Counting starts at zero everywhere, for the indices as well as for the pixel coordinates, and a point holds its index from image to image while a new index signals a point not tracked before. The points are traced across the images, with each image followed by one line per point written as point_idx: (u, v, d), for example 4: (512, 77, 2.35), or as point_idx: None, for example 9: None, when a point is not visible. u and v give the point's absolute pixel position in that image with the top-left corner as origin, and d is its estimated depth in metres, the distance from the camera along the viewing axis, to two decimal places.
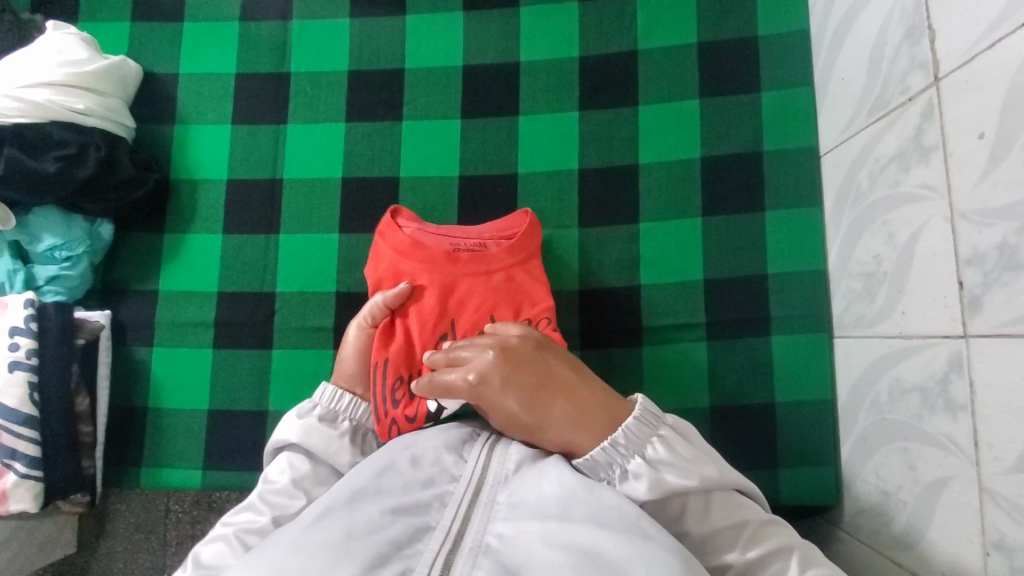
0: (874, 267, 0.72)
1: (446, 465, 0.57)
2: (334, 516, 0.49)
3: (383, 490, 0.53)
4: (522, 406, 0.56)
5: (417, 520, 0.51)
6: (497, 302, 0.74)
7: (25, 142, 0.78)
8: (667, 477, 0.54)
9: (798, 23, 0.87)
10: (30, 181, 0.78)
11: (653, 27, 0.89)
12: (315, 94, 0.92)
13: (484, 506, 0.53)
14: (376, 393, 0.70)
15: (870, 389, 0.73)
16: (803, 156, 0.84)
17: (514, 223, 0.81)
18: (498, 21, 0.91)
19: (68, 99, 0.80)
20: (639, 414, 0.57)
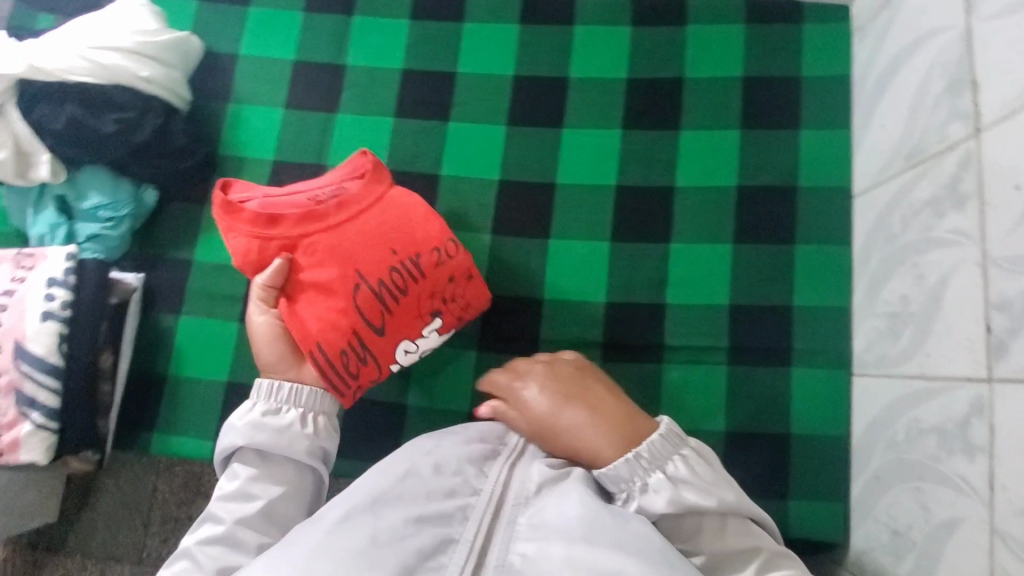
0: (901, 308, 0.73)
1: (468, 475, 0.58)
2: (358, 521, 0.52)
3: (405, 496, 0.55)
4: (553, 406, 0.63)
5: (440, 532, 0.54)
6: (393, 233, 0.73)
7: (88, 101, 0.81)
8: (686, 496, 0.55)
9: (841, 69, 0.90)
10: (91, 139, 0.81)
11: (701, 58, 0.92)
12: (368, 87, 0.95)
13: (506, 526, 0.54)
14: (324, 373, 0.70)
15: (887, 427, 0.73)
16: (836, 195, 0.86)
17: (359, 163, 0.78)
18: (552, 37, 0.95)
19: (135, 66, 0.82)
20: (664, 431, 0.59)
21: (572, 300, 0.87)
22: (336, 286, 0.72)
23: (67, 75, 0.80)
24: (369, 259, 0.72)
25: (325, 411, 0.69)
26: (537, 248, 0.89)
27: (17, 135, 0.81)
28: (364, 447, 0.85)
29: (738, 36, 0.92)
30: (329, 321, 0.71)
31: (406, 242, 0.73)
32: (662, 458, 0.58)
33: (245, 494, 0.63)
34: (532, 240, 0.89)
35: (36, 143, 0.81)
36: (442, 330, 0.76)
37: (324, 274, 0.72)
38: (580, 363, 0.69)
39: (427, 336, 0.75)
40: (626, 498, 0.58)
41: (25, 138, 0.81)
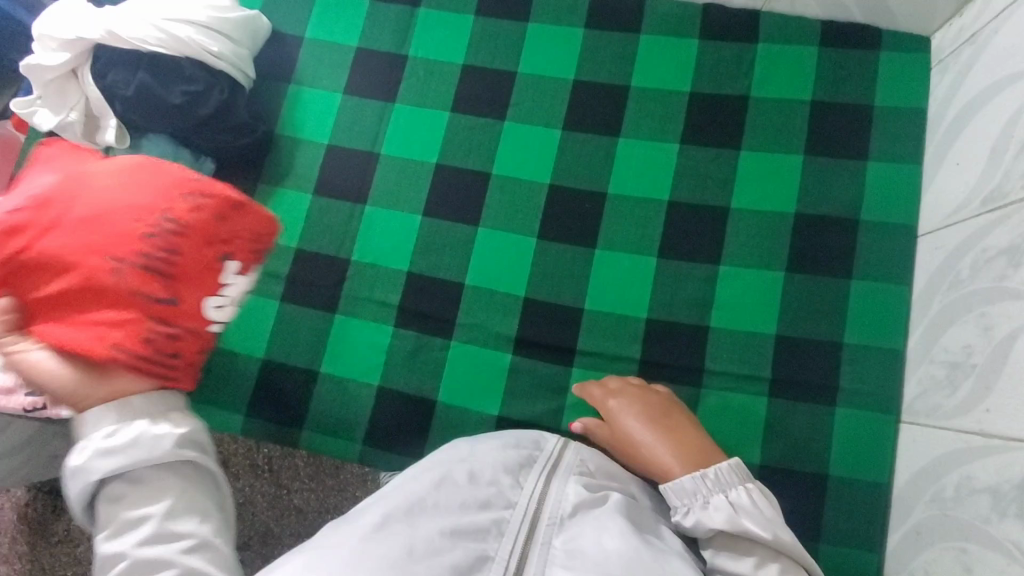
0: (962, 357, 0.69)
1: (502, 487, 0.62)
2: (394, 528, 0.55)
3: (441, 505, 0.58)
4: (640, 426, 0.74)
5: (475, 545, 0.57)
6: (114, 202, 0.59)
7: (159, 72, 0.83)
8: (744, 521, 0.61)
9: (917, 100, 0.86)
10: (158, 109, 0.83)
11: (769, 78, 0.89)
12: (428, 80, 0.95)
13: (540, 545, 0.58)
14: (130, 378, 0.60)
15: (935, 481, 0.70)
16: (900, 232, 0.83)
17: (54, 149, 0.67)
18: (617, 44, 0.93)
19: (207, 40, 0.83)
20: (733, 463, 0.66)
21: (612, 313, 0.85)
22: (65, 295, 0.58)
23: (142, 44, 0.82)
24: (108, 234, 0.58)
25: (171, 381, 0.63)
26: (581, 257, 0.87)
27: (86, 98, 0.84)
28: (390, 438, 0.85)
29: (810, 58, 0.89)
30: (101, 328, 0.58)
31: (108, 197, 0.59)
32: (727, 484, 0.65)
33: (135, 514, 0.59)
34: (577, 249, 0.87)
35: (99, 105, 0.83)
36: (95, 242, 0.62)
37: (54, 291, 0.58)
38: (667, 395, 0.79)
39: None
40: (685, 511, 0.64)
41: (94, 101, 0.83)
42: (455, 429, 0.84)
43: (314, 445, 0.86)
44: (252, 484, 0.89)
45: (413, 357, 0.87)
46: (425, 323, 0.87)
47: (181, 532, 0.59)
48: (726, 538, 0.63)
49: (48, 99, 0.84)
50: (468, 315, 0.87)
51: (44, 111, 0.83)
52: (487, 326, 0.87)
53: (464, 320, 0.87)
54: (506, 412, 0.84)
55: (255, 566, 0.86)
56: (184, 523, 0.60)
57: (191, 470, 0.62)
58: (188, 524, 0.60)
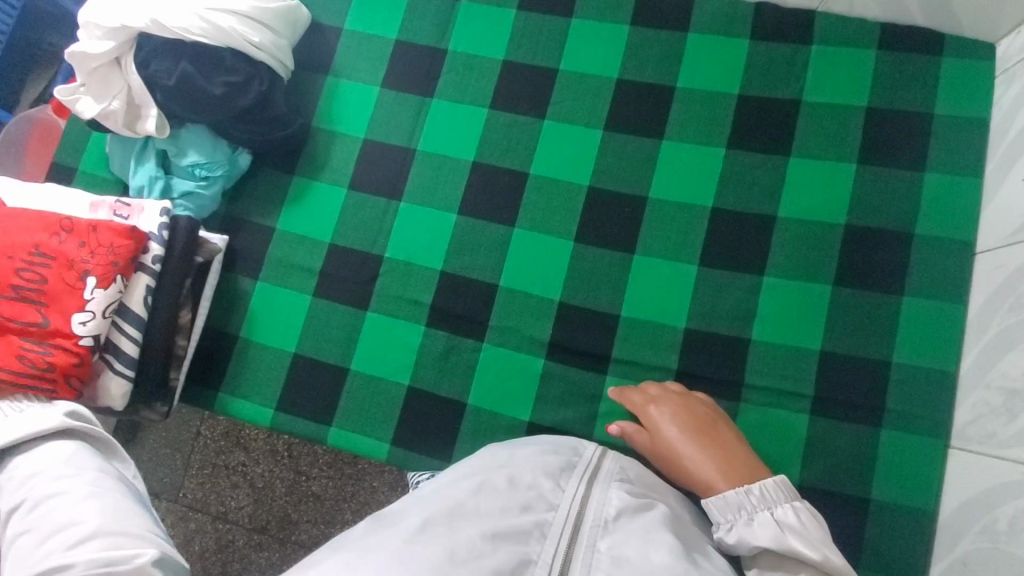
0: (1021, 384, 0.66)
1: (543, 491, 0.61)
2: (436, 531, 0.54)
3: (482, 509, 0.57)
4: (681, 436, 0.73)
5: (518, 549, 0.56)
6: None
7: (201, 62, 0.83)
8: (791, 539, 0.59)
9: (981, 110, 0.82)
10: (198, 99, 0.82)
11: (822, 82, 0.86)
12: (467, 75, 0.93)
13: (585, 549, 0.57)
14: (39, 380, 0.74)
15: (986, 513, 0.67)
16: (956, 249, 0.79)
17: None
18: (663, 43, 0.90)
19: (248, 30, 0.83)
20: (779, 481, 0.65)
21: (650, 321, 0.83)
22: None
23: (184, 33, 0.81)
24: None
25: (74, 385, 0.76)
26: (619, 263, 0.85)
27: (129, 85, 0.84)
28: (419, 439, 0.84)
29: (868, 63, 0.85)
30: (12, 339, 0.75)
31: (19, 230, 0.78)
32: (773, 501, 0.63)
33: (26, 480, 0.61)
34: (615, 253, 0.85)
35: (142, 93, 0.83)
36: (102, 285, 0.76)
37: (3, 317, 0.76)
38: (709, 403, 0.77)
39: (93, 297, 0.76)
40: (728, 527, 0.63)
41: (136, 88, 0.83)
42: (484, 433, 0.83)
43: (341, 442, 0.86)
44: (273, 469, 0.90)
45: (444, 358, 0.86)
46: (457, 324, 0.86)
47: (67, 490, 0.59)
48: (772, 555, 0.61)
49: (91, 86, 0.83)
50: (501, 317, 0.86)
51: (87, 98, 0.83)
52: (521, 330, 0.85)
53: (497, 322, 0.86)
54: (537, 418, 0.83)
55: (275, 550, 0.89)
56: (77, 471, 0.61)
57: (100, 435, 0.68)
58: (78, 478, 0.61)
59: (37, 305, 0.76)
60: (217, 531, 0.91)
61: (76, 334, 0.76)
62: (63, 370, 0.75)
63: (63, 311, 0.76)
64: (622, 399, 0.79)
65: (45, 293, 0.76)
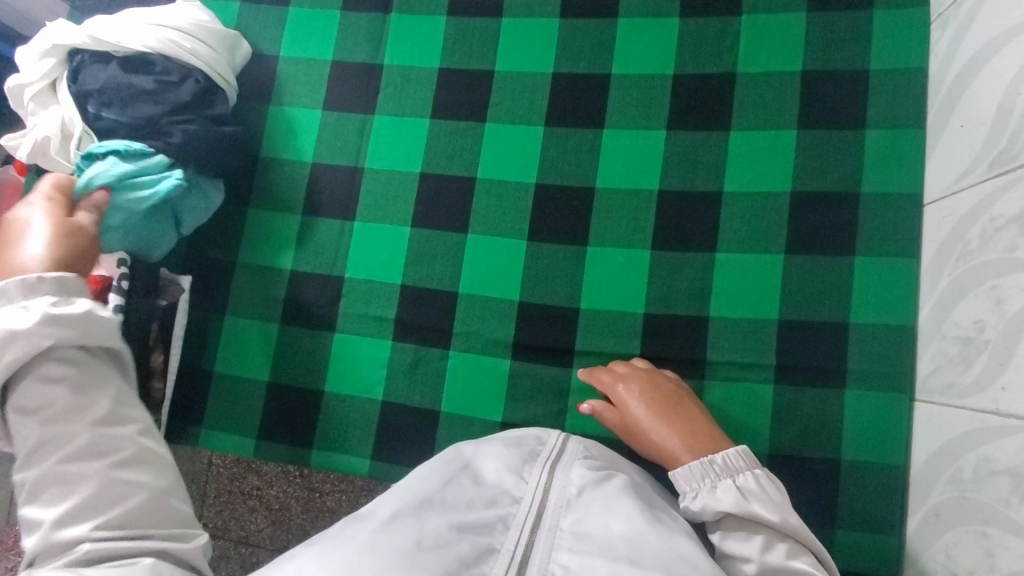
0: (975, 333, 0.66)
1: (507, 487, 0.62)
2: (404, 523, 0.55)
3: (448, 504, 0.59)
4: (646, 411, 0.74)
5: (483, 540, 0.57)
6: None
7: (152, 66, 0.85)
8: (752, 505, 0.60)
9: (917, 59, 0.81)
10: (136, 98, 0.84)
11: (756, 51, 0.85)
12: (404, 87, 0.93)
13: (548, 529, 0.57)
14: None
15: (953, 462, 0.67)
16: (904, 202, 0.79)
17: None
18: (595, 32, 0.90)
19: (182, 40, 0.85)
20: (741, 449, 0.66)
21: (609, 310, 0.84)
22: None
23: (128, 43, 0.85)
24: None
25: None
26: (573, 256, 0.86)
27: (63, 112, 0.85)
28: (398, 451, 0.86)
29: (800, 26, 0.85)
30: None
31: None
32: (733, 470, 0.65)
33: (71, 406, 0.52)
34: (568, 247, 0.86)
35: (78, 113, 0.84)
36: None
37: None
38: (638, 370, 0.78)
39: None
40: (693, 495, 0.64)
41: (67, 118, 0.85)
42: (460, 439, 0.85)
43: (325, 463, 0.87)
44: (287, 489, 0.93)
45: (414, 369, 0.87)
46: (422, 334, 0.88)
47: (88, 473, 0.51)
48: (734, 519, 0.62)
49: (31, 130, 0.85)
50: (464, 323, 0.87)
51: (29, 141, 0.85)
52: (485, 333, 0.86)
53: (460, 328, 0.87)
54: (510, 418, 0.84)
55: None
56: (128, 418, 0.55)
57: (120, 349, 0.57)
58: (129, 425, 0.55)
59: None
60: (241, 555, 0.94)
61: None
62: None
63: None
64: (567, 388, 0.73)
65: None
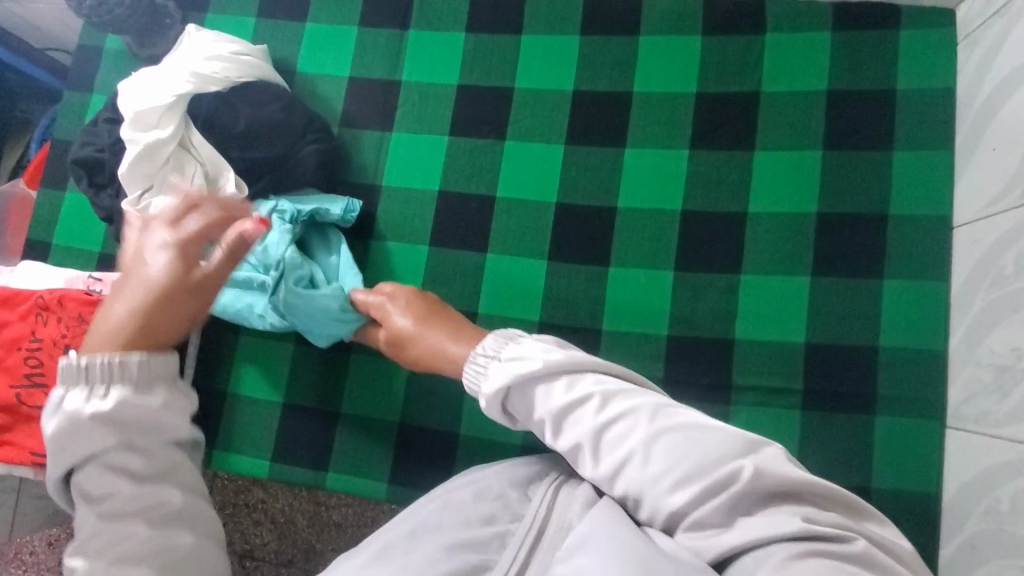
0: (1011, 361, 0.64)
1: (509, 503, 0.59)
2: (393, 551, 0.54)
3: (443, 524, 0.56)
4: None
5: (474, 557, 0.53)
6: None
7: (260, 97, 0.85)
8: (516, 370, 0.56)
9: (945, 79, 0.80)
10: (274, 133, 0.85)
11: (780, 69, 0.84)
12: (423, 104, 0.92)
13: (545, 553, 0.53)
14: None
15: (989, 493, 0.65)
16: (933, 224, 0.78)
17: None
18: (616, 49, 0.89)
19: (225, 48, 0.85)
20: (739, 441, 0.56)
21: (632, 332, 0.82)
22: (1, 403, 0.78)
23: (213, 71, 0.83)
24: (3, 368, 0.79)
25: None
26: (595, 276, 0.84)
27: (203, 166, 0.82)
28: (416, 475, 0.84)
29: (824, 44, 0.84)
30: (32, 424, 0.79)
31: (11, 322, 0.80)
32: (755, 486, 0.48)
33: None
34: (590, 267, 0.85)
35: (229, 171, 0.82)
36: None
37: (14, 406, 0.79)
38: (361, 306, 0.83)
39: None
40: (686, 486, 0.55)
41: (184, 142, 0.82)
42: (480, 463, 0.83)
43: (340, 485, 0.86)
44: (292, 502, 0.92)
45: (432, 392, 0.86)
46: None
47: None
48: (534, 383, 0.55)
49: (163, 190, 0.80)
50: None
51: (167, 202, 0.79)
52: None
53: None
54: (531, 441, 0.83)
55: None
56: None
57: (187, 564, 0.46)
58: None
59: (40, 387, 0.78)
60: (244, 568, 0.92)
61: None
62: None
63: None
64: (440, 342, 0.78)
65: (44, 375, 0.79)
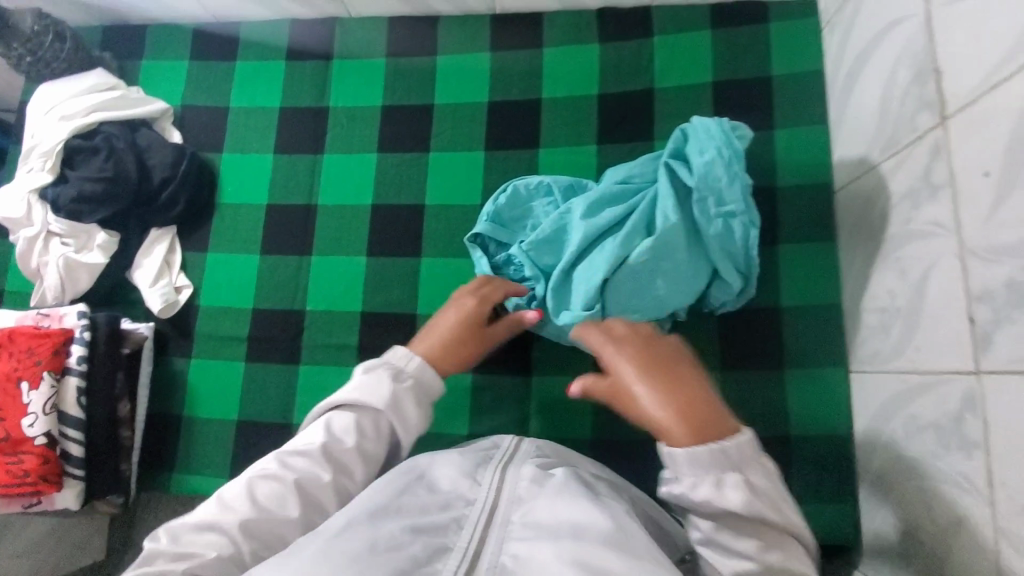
0: (889, 302, 0.71)
1: (461, 490, 0.60)
2: (355, 530, 0.52)
3: (400, 508, 0.56)
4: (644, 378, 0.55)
5: (434, 540, 0.53)
6: None
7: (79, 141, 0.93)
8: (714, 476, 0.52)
9: (813, 63, 0.90)
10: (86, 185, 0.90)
11: (671, 67, 0.93)
12: (351, 125, 0.99)
13: (500, 528, 0.55)
14: (15, 488, 0.81)
15: (887, 424, 0.71)
16: (817, 191, 0.86)
17: None
18: (523, 61, 0.97)
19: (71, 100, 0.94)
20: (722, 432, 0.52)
21: None
22: None
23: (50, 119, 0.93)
24: None
25: (52, 483, 0.83)
26: None
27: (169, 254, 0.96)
28: None
29: (707, 42, 0.93)
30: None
31: None
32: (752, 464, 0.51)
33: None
34: None
35: None
36: (34, 386, 0.83)
37: None
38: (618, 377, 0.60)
39: (30, 401, 0.82)
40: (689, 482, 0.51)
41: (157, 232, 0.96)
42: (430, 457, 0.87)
43: None
44: None
45: None
46: None
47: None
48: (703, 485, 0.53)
49: (147, 259, 0.94)
50: None
51: (146, 264, 0.94)
52: None
53: None
54: (476, 430, 0.87)
55: None
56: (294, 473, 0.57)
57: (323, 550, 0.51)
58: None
59: None
60: None
61: (28, 436, 0.82)
62: (36, 472, 0.81)
63: (14, 422, 0.82)
64: (665, 374, 0.56)
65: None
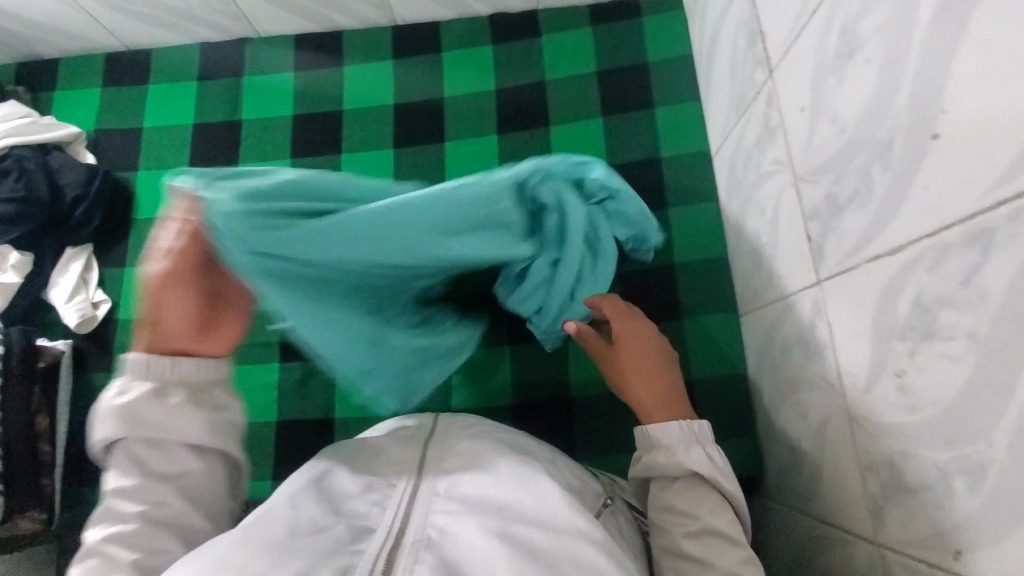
0: (757, 242, 0.79)
1: (383, 473, 0.58)
2: (274, 517, 0.51)
3: (323, 493, 0.55)
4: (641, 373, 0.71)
5: (357, 523, 0.52)
6: None
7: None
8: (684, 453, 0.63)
9: (682, 48, 1.00)
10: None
11: (558, 61, 1.02)
12: (264, 135, 1.03)
13: (424, 501, 0.54)
14: None
15: (770, 353, 0.78)
16: (696, 158, 0.95)
17: None
18: (425, 65, 1.04)
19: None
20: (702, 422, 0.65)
21: None
22: None
23: None
24: None
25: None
26: None
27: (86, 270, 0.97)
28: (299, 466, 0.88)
29: (588, 37, 1.03)
30: None
31: None
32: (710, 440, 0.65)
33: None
34: None
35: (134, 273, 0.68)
36: None
37: None
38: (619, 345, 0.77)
39: None
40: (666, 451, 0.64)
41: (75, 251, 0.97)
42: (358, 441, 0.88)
43: None
44: None
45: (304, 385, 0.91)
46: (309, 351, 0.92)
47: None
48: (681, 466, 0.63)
49: (63, 277, 0.95)
50: None
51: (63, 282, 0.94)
52: None
53: None
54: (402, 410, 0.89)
55: None
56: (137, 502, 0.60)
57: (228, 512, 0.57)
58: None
59: None
60: None
61: None
62: None
63: None
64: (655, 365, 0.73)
65: None
